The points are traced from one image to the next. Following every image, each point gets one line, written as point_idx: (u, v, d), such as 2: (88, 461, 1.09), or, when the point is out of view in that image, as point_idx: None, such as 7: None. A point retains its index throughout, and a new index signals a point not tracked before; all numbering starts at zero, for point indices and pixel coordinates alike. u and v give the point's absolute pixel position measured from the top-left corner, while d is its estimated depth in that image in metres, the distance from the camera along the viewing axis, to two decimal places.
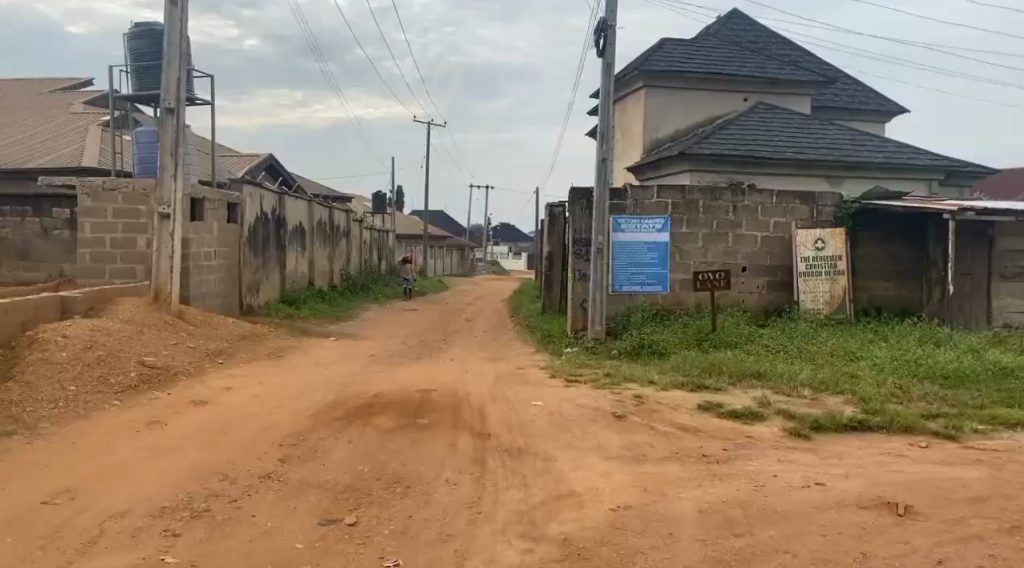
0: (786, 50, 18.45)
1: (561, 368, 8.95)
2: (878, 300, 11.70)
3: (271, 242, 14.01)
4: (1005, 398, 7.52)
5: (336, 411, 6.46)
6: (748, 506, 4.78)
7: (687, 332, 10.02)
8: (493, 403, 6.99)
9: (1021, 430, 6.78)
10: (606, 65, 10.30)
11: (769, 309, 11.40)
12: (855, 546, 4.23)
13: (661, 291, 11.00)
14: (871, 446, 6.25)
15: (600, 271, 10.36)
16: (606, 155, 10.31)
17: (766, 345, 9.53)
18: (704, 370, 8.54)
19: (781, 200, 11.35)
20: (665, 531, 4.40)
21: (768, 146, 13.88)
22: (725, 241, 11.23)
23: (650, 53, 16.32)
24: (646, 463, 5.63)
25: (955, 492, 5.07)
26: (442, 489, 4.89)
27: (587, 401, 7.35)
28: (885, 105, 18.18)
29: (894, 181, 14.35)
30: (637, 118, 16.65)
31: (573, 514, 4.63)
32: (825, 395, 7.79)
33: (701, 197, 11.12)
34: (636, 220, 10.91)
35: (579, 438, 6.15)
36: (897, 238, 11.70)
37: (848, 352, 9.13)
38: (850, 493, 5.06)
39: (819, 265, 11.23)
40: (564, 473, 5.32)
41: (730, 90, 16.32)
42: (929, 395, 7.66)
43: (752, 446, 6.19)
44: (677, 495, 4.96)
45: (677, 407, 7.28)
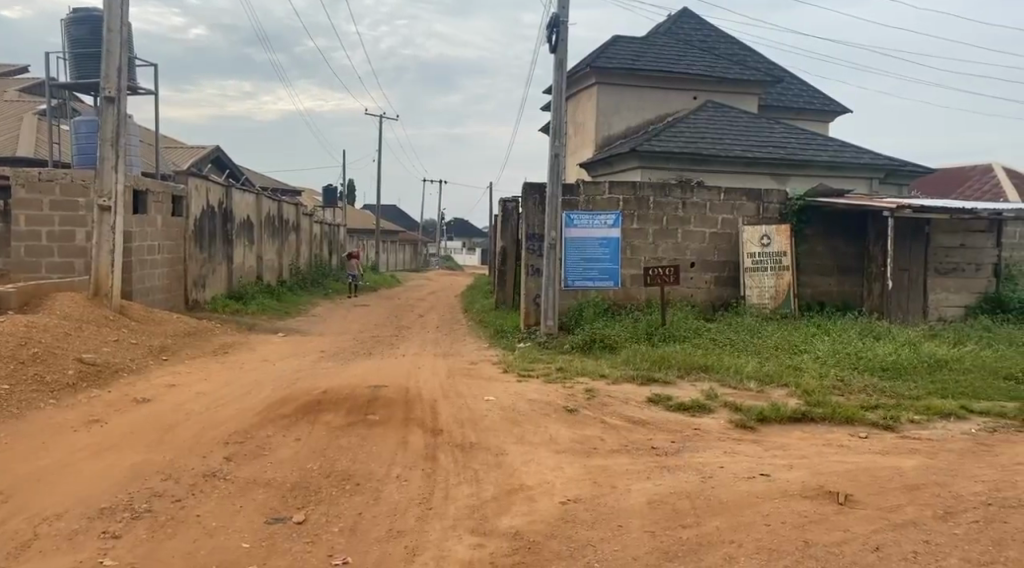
0: (734, 49, 18.77)
1: (514, 362, 8.98)
2: (821, 295, 12.01)
3: (218, 236, 13.72)
4: (940, 389, 7.81)
5: (284, 408, 6.37)
6: (696, 498, 4.87)
7: (638, 326, 10.13)
8: (445, 399, 6.98)
9: (955, 419, 7.03)
10: (558, 62, 10.34)
11: (716, 304, 11.61)
12: (798, 535, 4.34)
13: (612, 286, 11.11)
14: (813, 437, 6.42)
15: (553, 266, 10.39)
16: (560, 151, 10.35)
17: (714, 339, 9.71)
18: (654, 363, 8.66)
19: (728, 197, 11.56)
20: (615, 523, 4.45)
21: (717, 144, 14.10)
22: (675, 237, 11.39)
23: (602, 50, 16.44)
24: (596, 456, 5.69)
25: (893, 481, 5.24)
26: (392, 486, 4.87)
27: (539, 395, 7.38)
28: (828, 105, 18.65)
29: (837, 179, 14.74)
30: (589, 115, 16.75)
31: (523, 508, 4.64)
32: (770, 387, 7.97)
33: (652, 193, 11.25)
34: (588, 216, 10.97)
35: (531, 432, 6.18)
36: (839, 235, 12.01)
37: (793, 346, 9.36)
38: (794, 483, 5.19)
39: (765, 261, 11.47)
40: (515, 468, 5.34)
41: (680, 88, 16.53)
42: (869, 387, 7.90)
43: (699, 438, 6.30)
44: (627, 488, 5.02)
45: (627, 401, 7.37)
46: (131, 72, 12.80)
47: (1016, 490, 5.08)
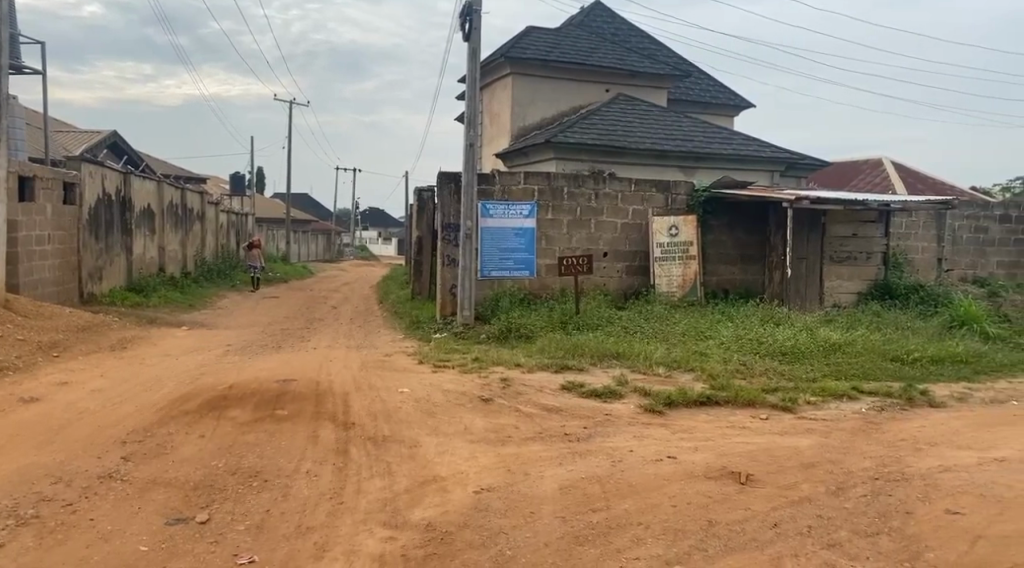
0: (645, 43, 19.15)
1: (429, 353, 8.95)
2: (726, 283, 12.45)
3: (115, 225, 13.09)
4: (834, 371, 8.24)
5: (187, 404, 6.16)
6: (606, 482, 4.98)
7: (553, 315, 10.24)
8: (357, 392, 6.89)
9: (848, 400, 7.43)
10: (472, 50, 10.31)
11: (627, 293, 11.87)
12: (703, 514, 4.50)
13: (527, 275, 11.19)
14: (718, 420, 6.66)
15: (469, 256, 10.38)
16: (474, 140, 10.34)
17: (625, 326, 9.93)
18: (568, 352, 8.79)
19: (638, 187, 11.82)
20: (527, 510, 4.51)
21: (628, 136, 14.37)
22: (588, 227, 11.56)
23: (516, 40, 16.47)
24: (510, 444, 5.74)
25: (790, 460, 5.50)
26: (301, 482, 4.78)
27: (453, 385, 7.39)
28: (733, 99, 19.26)
29: (740, 171, 15.29)
30: (504, 105, 16.77)
31: (436, 499, 4.64)
32: (678, 372, 8.23)
33: (565, 184, 11.37)
34: (503, 206, 10.99)
35: (445, 423, 6.18)
36: (743, 225, 12.47)
37: (699, 332, 9.68)
38: (699, 464, 5.38)
39: (673, 250, 11.79)
40: (429, 459, 5.33)
41: (593, 80, 16.75)
42: (770, 370, 8.25)
43: (611, 424, 6.44)
44: (539, 475, 5.09)
45: (542, 389, 7.46)
46: (15, 50, 12.04)
47: (901, 465, 5.41)
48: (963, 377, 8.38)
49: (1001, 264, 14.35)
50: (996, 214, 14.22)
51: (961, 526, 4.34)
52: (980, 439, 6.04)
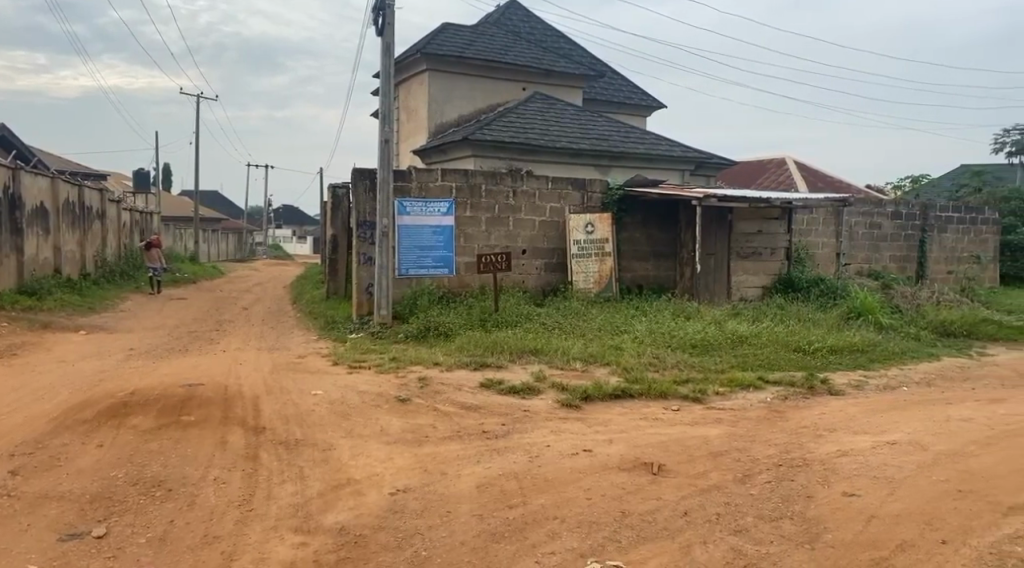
0: (560, 42, 19.35)
1: (345, 354, 8.80)
2: (640, 279, 12.72)
3: (3, 225, 12.34)
4: (741, 362, 8.54)
5: (85, 413, 5.88)
6: (522, 478, 5.01)
7: (472, 313, 10.23)
8: (268, 395, 6.71)
9: (753, 389, 7.71)
10: (386, 45, 10.18)
11: (545, 290, 11.98)
12: (617, 506, 4.59)
13: (446, 273, 11.15)
14: (632, 412, 6.80)
15: (386, 254, 10.26)
16: (390, 136, 10.22)
17: (544, 322, 10.01)
18: (486, 349, 8.80)
19: (555, 185, 11.94)
20: (443, 510, 4.50)
21: (544, 135, 14.48)
22: (506, 225, 11.60)
23: (432, 36, 16.36)
24: (427, 444, 5.71)
25: (699, 449, 5.67)
26: (208, 490, 4.63)
27: (369, 386, 7.29)
28: (646, 99, 19.69)
29: (653, 170, 15.64)
30: (420, 102, 16.62)
31: (350, 502, 4.57)
32: (594, 366, 8.37)
33: (483, 181, 11.37)
34: (421, 203, 10.90)
35: (360, 425, 6.09)
36: (655, 222, 12.77)
37: (615, 327, 9.86)
38: (613, 457, 5.48)
39: (589, 247, 11.96)
40: (343, 462, 5.24)
41: (509, 78, 16.82)
42: (681, 362, 8.49)
43: (528, 420, 6.48)
44: (456, 473, 5.08)
45: (460, 387, 7.44)
46: None
47: (802, 451, 5.65)
48: (860, 365, 8.84)
49: (893, 258, 15.19)
50: (888, 211, 15.03)
51: (856, 508, 4.57)
52: (875, 424, 6.37)
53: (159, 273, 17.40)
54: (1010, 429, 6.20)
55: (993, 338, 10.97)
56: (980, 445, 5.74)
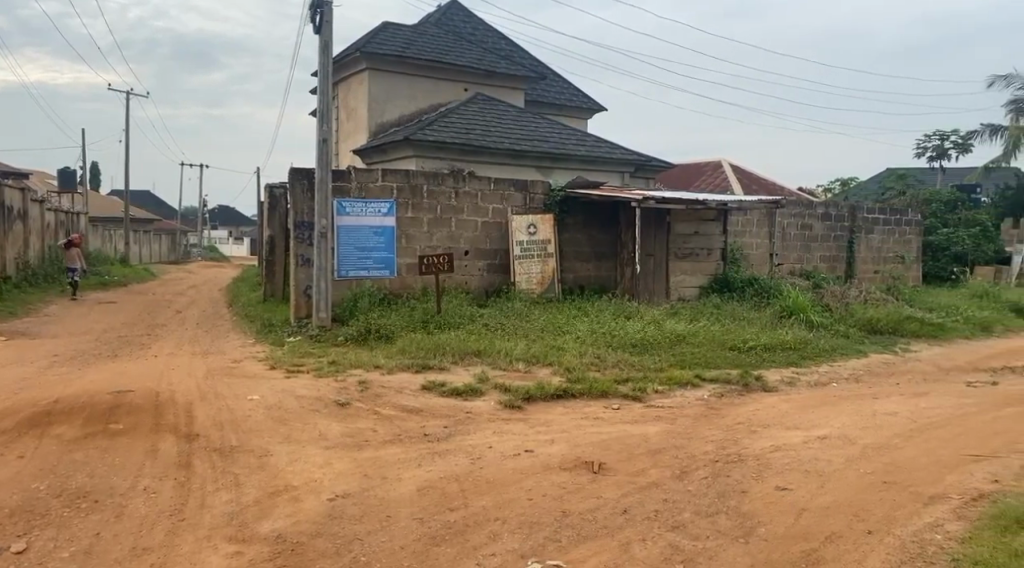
0: (501, 44, 19.39)
1: (283, 358, 8.64)
2: (582, 279, 12.83)
3: None
4: (679, 361, 8.69)
5: (5, 423, 5.63)
6: (463, 480, 5.00)
7: (414, 315, 10.15)
8: (202, 401, 6.54)
9: (691, 387, 7.86)
10: (323, 44, 10.04)
11: (488, 291, 11.98)
12: (557, 506, 4.61)
13: (387, 275, 11.04)
14: (573, 412, 6.85)
15: (325, 256, 10.10)
16: (328, 136, 10.07)
17: (486, 324, 10.01)
18: (428, 351, 8.74)
19: (497, 186, 11.95)
20: (383, 514, 4.45)
21: (486, 136, 14.47)
22: (448, 226, 11.56)
23: (372, 35, 16.19)
24: (367, 448, 5.64)
25: (639, 447, 5.74)
26: (138, 500, 4.49)
27: (307, 391, 7.17)
28: (586, 102, 19.89)
29: (593, 171, 15.80)
30: (360, 102, 16.43)
31: (287, 509, 4.49)
32: (536, 367, 8.41)
33: (424, 182, 11.30)
34: (361, 203, 10.77)
35: (298, 430, 5.99)
36: (596, 224, 12.90)
37: (557, 327, 9.92)
38: (555, 457, 5.51)
39: (532, 248, 12.01)
40: (279, 468, 5.14)
41: (450, 79, 16.77)
42: (622, 361, 8.59)
43: (470, 422, 6.47)
44: (397, 477, 5.04)
45: (401, 390, 7.38)
46: None
47: (737, 447, 5.78)
48: (792, 362, 9.09)
49: (823, 258, 15.67)
50: (818, 212, 15.50)
51: (788, 501, 4.69)
52: (806, 419, 6.56)
53: (80, 273, 16.72)
54: (931, 421, 6.47)
55: (916, 335, 11.41)
56: (903, 438, 5.97)
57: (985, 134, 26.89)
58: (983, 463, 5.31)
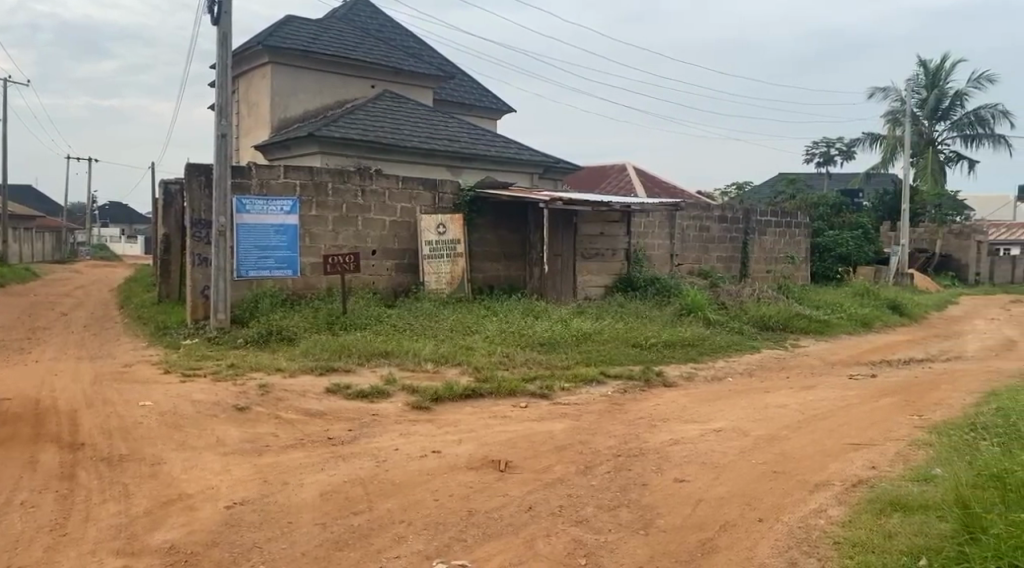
0: (409, 42, 19.26)
1: (178, 361, 8.30)
2: (491, 279, 12.87)
3: None
4: (585, 358, 8.85)
5: None
6: (368, 483, 4.94)
7: (318, 315, 9.96)
8: (88, 409, 6.22)
9: (596, 383, 8.04)
10: (222, 35, 9.71)
11: (396, 291, 11.86)
12: (463, 506, 4.62)
13: (291, 274, 10.78)
14: (481, 411, 6.87)
15: (223, 255, 9.77)
16: (227, 131, 9.75)
17: (394, 324, 9.90)
18: (334, 353, 8.58)
19: (405, 185, 11.85)
20: (284, 520, 4.35)
21: (394, 134, 14.33)
22: (355, 224, 11.38)
23: (275, 28, 15.76)
24: (267, 454, 5.50)
25: (544, 444, 5.82)
26: (14, 516, 4.23)
27: (205, 395, 6.90)
28: (494, 103, 19.98)
29: (502, 172, 15.89)
30: (262, 96, 15.94)
31: (181, 518, 4.32)
32: (445, 366, 8.40)
33: (330, 179, 11.08)
34: (262, 202, 10.46)
35: (194, 436, 5.77)
36: (505, 224, 12.98)
37: (465, 327, 9.93)
38: (462, 456, 5.52)
39: (441, 248, 11.98)
40: (173, 476, 4.95)
41: (358, 75, 16.53)
42: (529, 360, 8.68)
43: (376, 424, 6.40)
44: (299, 482, 4.93)
45: (304, 393, 7.22)
46: None
47: (639, 441, 5.94)
48: (691, 358, 9.42)
49: (720, 258, 16.27)
50: (715, 215, 16.09)
51: (686, 492, 4.86)
52: (703, 413, 6.80)
53: None
54: (817, 413, 6.83)
55: (805, 330, 12.01)
56: (792, 429, 6.27)
57: (866, 142, 28.57)
58: (862, 451, 5.64)
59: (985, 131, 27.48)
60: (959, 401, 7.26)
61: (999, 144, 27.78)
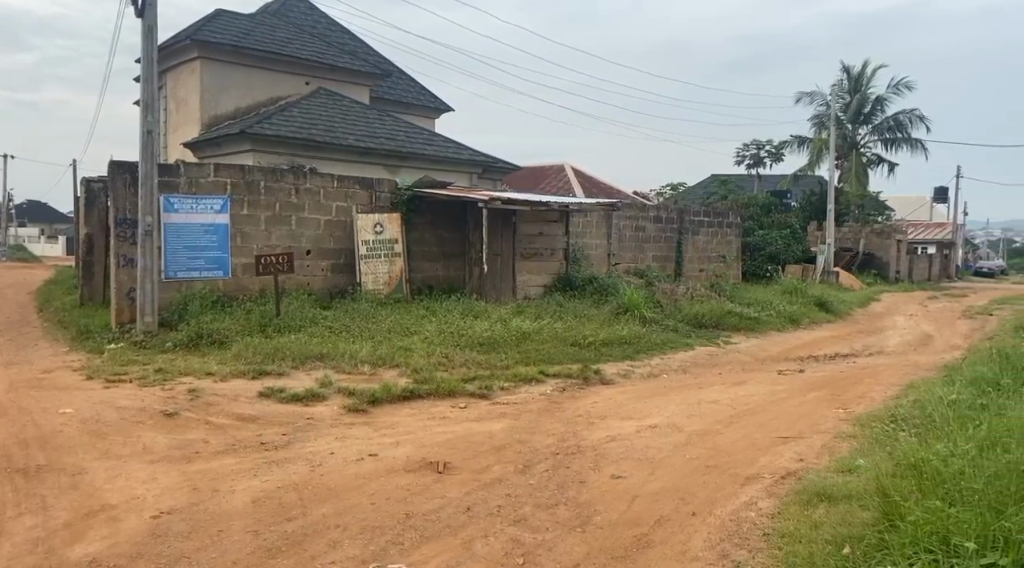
0: (345, 39, 19.01)
1: (102, 366, 7.99)
2: (430, 279, 12.80)
3: None
4: (524, 357, 8.88)
5: None
6: (303, 488, 4.85)
7: (251, 317, 9.73)
8: (4, 418, 5.93)
9: (535, 382, 8.07)
10: (147, 27, 9.40)
11: (332, 292, 11.69)
12: (401, 508, 4.58)
13: (222, 275, 10.52)
14: (419, 413, 6.82)
15: (150, 255, 9.48)
16: (153, 127, 9.44)
17: (330, 326, 9.74)
18: (267, 355, 8.40)
19: (341, 184, 11.68)
20: (214, 529, 4.23)
21: (329, 131, 14.10)
22: (288, 224, 11.16)
23: (204, 22, 15.34)
24: (197, 460, 5.34)
25: (482, 444, 5.81)
26: None
27: (130, 401, 6.67)
28: (431, 102, 19.88)
29: (440, 171, 15.81)
30: (190, 92, 15.48)
31: (103, 530, 4.16)
32: (382, 368, 8.31)
33: (262, 177, 10.83)
34: (191, 201, 10.17)
35: (118, 444, 5.57)
36: (444, 223, 12.92)
37: (404, 328, 9.84)
38: (399, 459, 5.46)
39: (378, 248, 11.84)
40: (96, 486, 4.76)
41: (291, 72, 16.21)
42: (469, 360, 8.66)
43: (312, 427, 6.28)
44: (230, 489, 4.81)
45: (236, 397, 7.04)
46: None
47: (576, 438, 5.98)
48: (628, 356, 9.55)
49: (655, 258, 16.53)
50: (651, 215, 16.34)
51: (623, 488, 4.92)
52: (639, 410, 6.89)
53: None
54: (748, 407, 7.00)
55: (736, 327, 12.31)
56: (724, 424, 6.40)
57: (794, 145, 29.42)
58: (790, 444, 5.81)
59: (903, 134, 28.63)
60: (880, 394, 7.55)
61: (917, 148, 28.98)
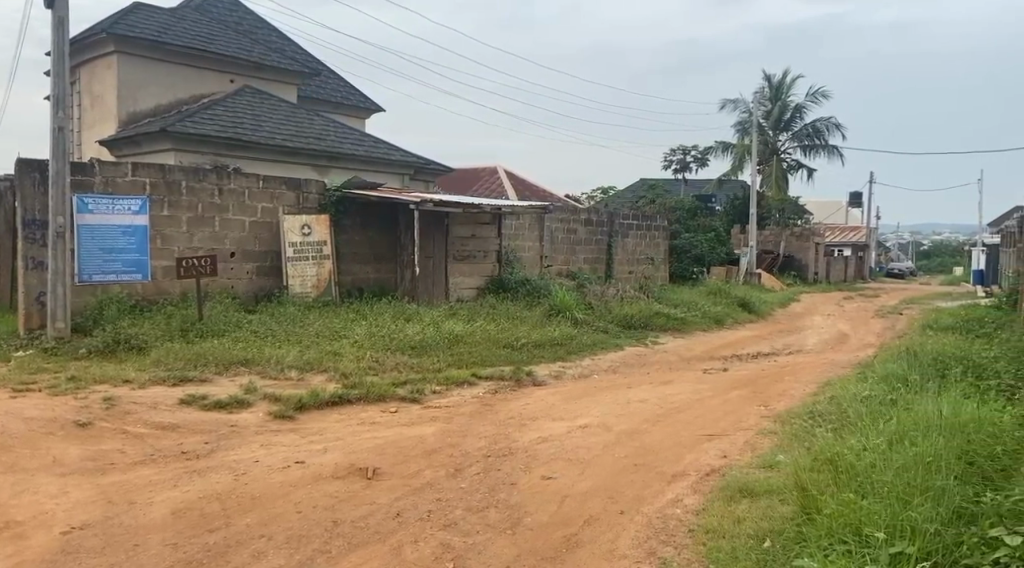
0: (270, 36, 18.59)
1: (9, 375, 7.59)
2: (360, 282, 12.63)
3: None
4: (456, 360, 8.85)
5: None
6: (226, 498, 4.71)
7: (171, 322, 9.41)
8: None
9: (467, 385, 8.05)
10: (58, 20, 8.99)
11: (258, 295, 11.41)
12: (328, 516, 4.49)
13: (140, 279, 10.15)
14: (348, 418, 6.71)
15: (62, 258, 9.06)
16: (65, 124, 9.04)
17: (255, 330, 9.50)
18: (188, 361, 8.13)
19: (267, 185, 11.41)
20: (131, 543, 4.07)
21: (254, 130, 13.75)
22: (211, 225, 10.85)
23: (120, 16, 14.75)
24: (112, 472, 5.13)
25: (413, 449, 5.75)
26: None
27: (40, 412, 6.35)
28: (360, 102, 19.62)
29: (369, 172, 15.61)
30: (106, 88, 14.87)
31: (7, 549, 3.96)
32: (310, 373, 8.15)
33: (183, 177, 10.50)
34: (106, 201, 9.77)
35: (26, 457, 5.30)
36: (375, 225, 12.78)
37: (333, 332, 9.67)
38: (327, 465, 5.36)
39: (306, 250, 11.62)
40: (2, 502, 4.52)
41: (214, 69, 15.76)
42: (401, 364, 8.56)
43: (235, 435, 6.10)
44: (147, 501, 4.63)
45: (155, 405, 6.78)
46: None
47: (507, 440, 5.98)
48: (559, 357, 9.62)
49: (586, 259, 16.70)
50: (582, 218, 16.50)
51: (553, 489, 4.95)
52: (569, 410, 6.94)
53: None
54: (675, 406, 7.14)
55: (664, 328, 12.56)
56: (651, 423, 6.50)
57: (718, 150, 30.19)
58: (715, 441, 5.95)
59: (821, 141, 29.70)
60: (799, 391, 7.82)
61: (834, 154, 30.12)
